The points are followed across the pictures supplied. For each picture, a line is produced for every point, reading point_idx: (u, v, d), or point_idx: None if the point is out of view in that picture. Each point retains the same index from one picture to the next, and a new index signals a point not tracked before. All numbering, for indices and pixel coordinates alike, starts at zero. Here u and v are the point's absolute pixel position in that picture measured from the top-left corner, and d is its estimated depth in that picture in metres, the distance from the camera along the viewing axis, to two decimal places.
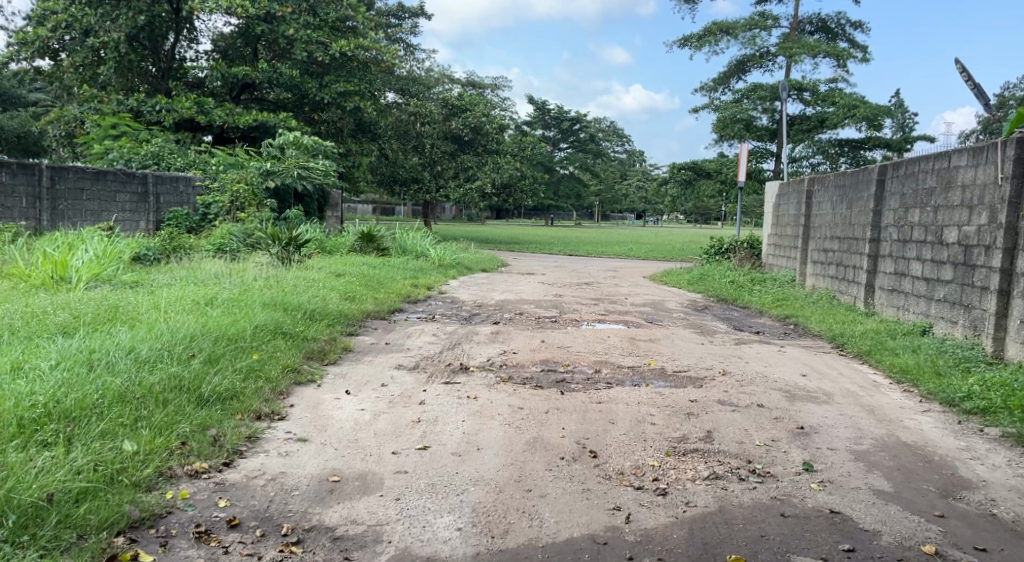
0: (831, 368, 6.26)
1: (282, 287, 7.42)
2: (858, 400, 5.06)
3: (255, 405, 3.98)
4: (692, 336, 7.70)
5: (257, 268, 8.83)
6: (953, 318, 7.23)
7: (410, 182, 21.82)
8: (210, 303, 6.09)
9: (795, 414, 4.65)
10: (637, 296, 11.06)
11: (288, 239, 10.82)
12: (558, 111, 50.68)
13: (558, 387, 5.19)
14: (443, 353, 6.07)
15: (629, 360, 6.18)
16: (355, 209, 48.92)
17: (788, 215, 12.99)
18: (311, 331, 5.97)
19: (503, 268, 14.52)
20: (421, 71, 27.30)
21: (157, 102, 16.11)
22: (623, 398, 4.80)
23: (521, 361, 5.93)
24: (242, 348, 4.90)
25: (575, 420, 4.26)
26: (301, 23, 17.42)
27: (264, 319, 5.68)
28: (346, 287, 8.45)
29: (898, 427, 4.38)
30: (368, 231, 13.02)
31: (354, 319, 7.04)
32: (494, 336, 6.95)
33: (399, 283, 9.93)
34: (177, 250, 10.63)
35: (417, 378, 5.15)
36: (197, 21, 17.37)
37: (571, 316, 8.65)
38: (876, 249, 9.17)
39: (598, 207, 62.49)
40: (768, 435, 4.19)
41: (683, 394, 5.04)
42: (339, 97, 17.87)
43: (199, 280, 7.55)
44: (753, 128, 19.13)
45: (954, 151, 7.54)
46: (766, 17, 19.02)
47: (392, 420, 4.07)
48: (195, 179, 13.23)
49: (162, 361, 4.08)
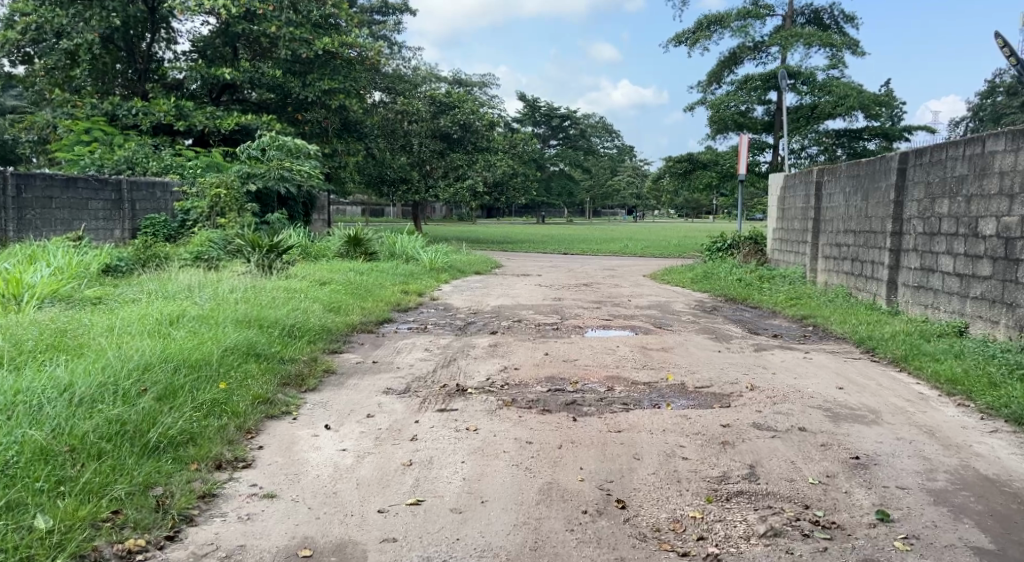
0: (868, 378, 5.65)
1: (258, 300, 6.75)
2: (910, 419, 4.47)
3: (215, 450, 3.32)
4: (707, 342, 7.08)
5: (235, 278, 8.18)
6: (994, 317, 6.75)
7: (399, 182, 21.14)
8: (175, 322, 5.41)
9: (846, 440, 4.04)
10: (640, 297, 10.45)
11: (269, 245, 10.14)
12: (547, 108, 50.13)
13: (569, 411, 4.55)
14: (437, 372, 5.42)
15: (643, 375, 5.54)
16: (344, 210, 48.04)
17: (795, 208, 12.38)
18: (288, 350, 5.32)
19: (497, 270, 13.89)
20: (408, 69, 26.61)
21: (134, 105, 15.41)
22: (645, 426, 4.17)
23: (525, 380, 5.28)
24: (207, 379, 4.24)
25: (594, 456, 3.63)
26: (284, 21, 16.66)
27: (236, 341, 5.00)
28: (331, 297, 7.80)
29: (969, 454, 3.78)
30: (355, 234, 12.35)
31: (338, 334, 6.39)
32: (493, 349, 6.31)
33: (388, 290, 9.29)
34: (151, 259, 9.88)
35: (408, 405, 4.50)
36: (174, 21, 16.70)
37: (573, 321, 8.02)
38: (898, 242, 8.59)
39: (589, 203, 61.98)
40: (820, 470, 3.57)
41: (713, 417, 4.41)
42: (324, 96, 17.19)
43: (169, 294, 6.87)
44: (747, 120, 18.55)
45: (988, 135, 7.01)
46: (758, 7, 18.36)
47: (377, 463, 3.43)
48: (173, 184, 12.62)
49: (105, 400, 3.42)
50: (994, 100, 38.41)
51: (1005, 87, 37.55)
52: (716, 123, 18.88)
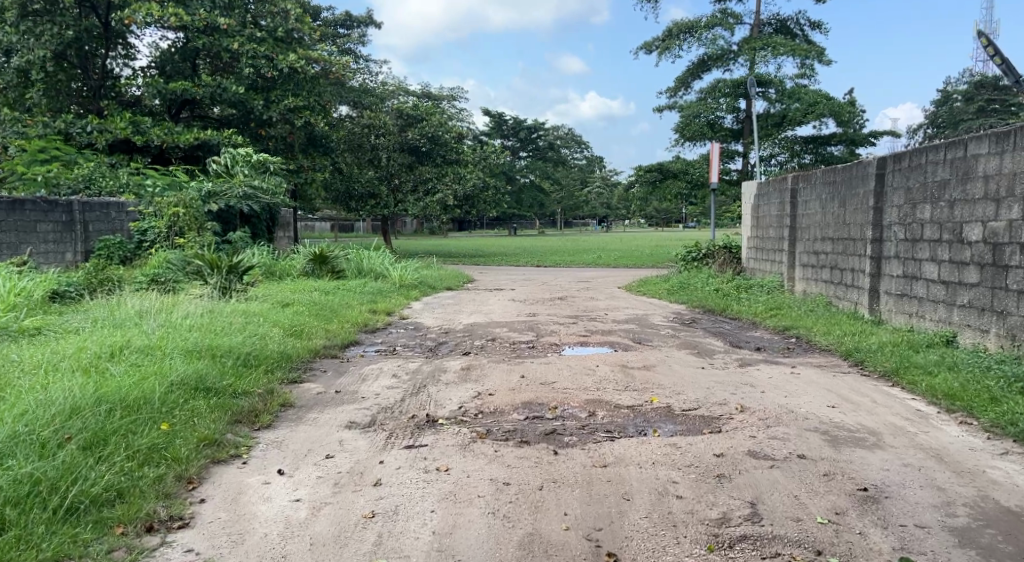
0: (861, 394, 5.34)
1: (213, 326, 6.30)
2: (914, 440, 4.18)
3: (146, 507, 2.98)
4: (689, 358, 6.75)
5: (191, 302, 7.72)
6: (984, 325, 6.51)
7: (367, 197, 20.71)
8: (117, 355, 4.96)
9: (850, 468, 3.72)
10: (617, 310, 10.11)
11: (228, 266, 9.68)
12: (515, 121, 49.95)
13: (549, 443, 4.18)
14: (404, 402, 5.01)
15: (625, 398, 5.17)
16: (312, 226, 47.50)
17: (769, 216, 12.17)
18: (242, 383, 4.87)
19: (468, 285, 13.48)
20: (375, 83, 26.17)
21: (88, 123, 14.86)
22: (633, 458, 3.82)
23: (500, 407, 4.89)
24: (146, 420, 3.81)
25: (579, 497, 3.27)
26: (245, 36, 16.16)
27: (182, 374, 4.57)
28: (293, 320, 7.36)
29: (985, 482, 3.49)
30: (321, 251, 11.91)
31: (299, 362, 5.95)
32: (465, 373, 5.91)
33: (354, 310, 8.85)
34: (103, 284, 9.39)
35: (372, 442, 4.10)
36: (131, 36, 16.10)
37: (549, 339, 7.65)
38: (878, 249, 8.35)
39: (561, 215, 61.84)
40: (828, 505, 3.25)
41: (704, 445, 4.06)
42: (289, 112, 16.72)
43: (117, 322, 6.41)
44: (717, 128, 18.37)
45: (970, 137, 6.80)
46: (727, 15, 18.18)
47: (336, 517, 3.07)
48: (128, 204, 12.06)
49: (17, 456, 3.08)
50: (950, 106, 38.83)
51: (962, 93, 38.08)
52: (685, 131, 18.69)
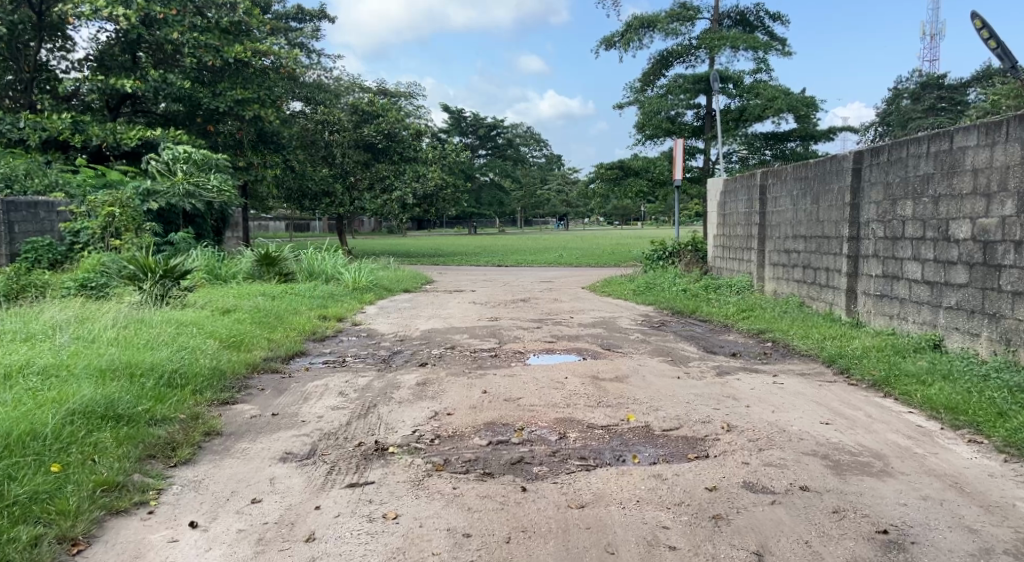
0: (854, 408, 4.87)
1: (137, 340, 5.59)
2: (925, 464, 3.75)
3: None
4: (663, 366, 6.25)
5: (121, 310, 7.01)
6: (973, 329, 6.12)
7: (321, 196, 19.98)
8: (13, 379, 4.34)
9: (862, 501, 3.26)
10: (583, 313, 9.62)
11: (164, 269, 8.71)
12: (474, 119, 49.21)
13: (516, 474, 3.63)
14: (350, 426, 4.39)
15: (599, 416, 4.64)
16: (266, 227, 46.57)
17: (737, 213, 11.75)
18: (161, 407, 4.21)
19: (427, 286, 12.88)
20: (330, 79, 25.33)
21: (19, 119, 13.70)
22: (615, 494, 3.31)
23: (460, 430, 4.33)
24: (32, 461, 3.28)
25: (555, 555, 2.84)
26: (187, 25, 15.12)
27: (86, 399, 3.91)
28: (233, 329, 6.69)
29: (1020, 521, 3.06)
30: (268, 253, 11.16)
31: (234, 378, 5.31)
32: (421, 388, 5.32)
33: (302, 317, 8.18)
34: (25, 293, 8.59)
35: (309, 479, 3.50)
36: (67, 29, 15.07)
37: (512, 346, 7.09)
38: (855, 248, 7.95)
39: (521, 213, 61.40)
40: (846, 556, 2.83)
41: (694, 475, 3.56)
42: (236, 106, 15.80)
43: (28, 334, 5.73)
44: (678, 124, 17.94)
45: (957, 129, 6.39)
46: (687, 8, 17.67)
47: None
48: (58, 203, 11.09)
49: None
50: (896, 105, 39.22)
51: (909, 92, 38.35)
52: (646, 128, 18.16)
